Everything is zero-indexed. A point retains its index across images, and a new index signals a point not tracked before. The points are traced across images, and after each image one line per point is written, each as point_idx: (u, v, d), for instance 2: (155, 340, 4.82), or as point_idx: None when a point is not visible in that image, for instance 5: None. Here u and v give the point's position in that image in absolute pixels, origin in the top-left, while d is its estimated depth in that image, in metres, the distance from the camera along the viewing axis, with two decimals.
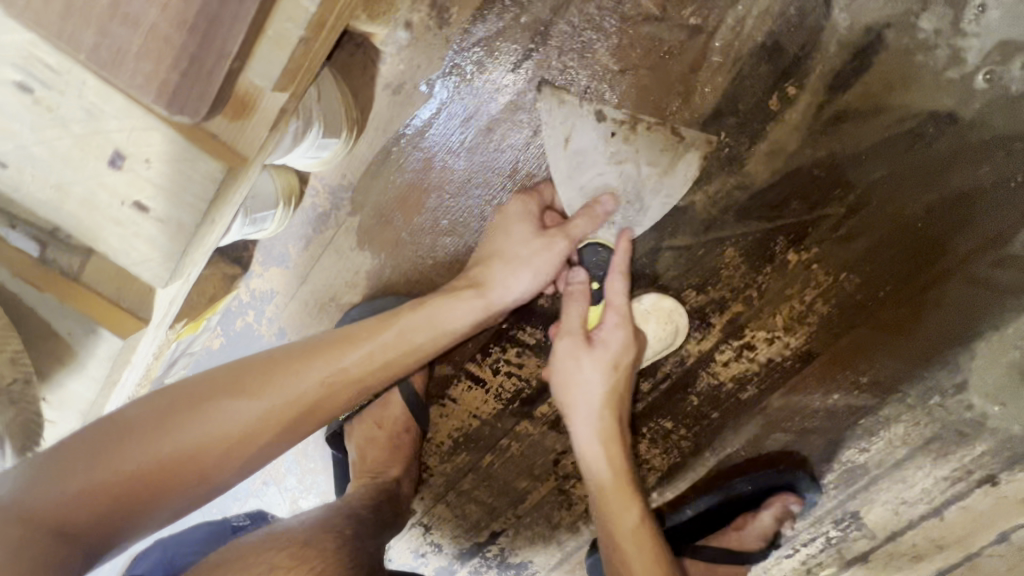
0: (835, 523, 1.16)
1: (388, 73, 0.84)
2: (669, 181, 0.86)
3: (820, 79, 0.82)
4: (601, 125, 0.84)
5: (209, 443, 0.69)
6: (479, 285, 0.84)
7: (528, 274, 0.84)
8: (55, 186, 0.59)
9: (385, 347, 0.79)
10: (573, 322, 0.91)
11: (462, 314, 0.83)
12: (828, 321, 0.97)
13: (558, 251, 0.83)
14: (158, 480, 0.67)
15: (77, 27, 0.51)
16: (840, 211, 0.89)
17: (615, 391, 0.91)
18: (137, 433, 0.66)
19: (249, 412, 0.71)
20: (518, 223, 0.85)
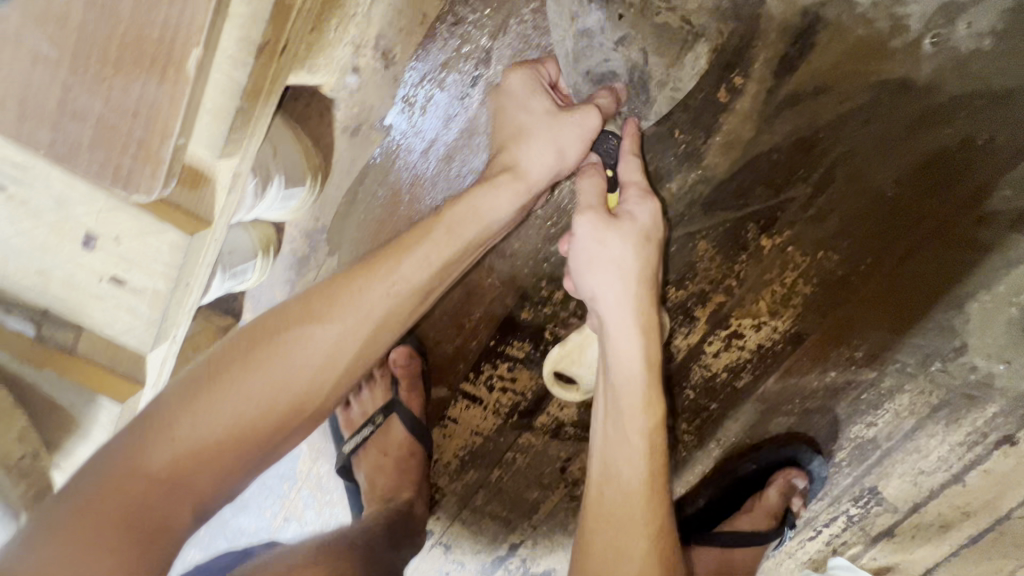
0: (854, 501, 1.14)
1: (343, 117, 0.87)
2: (677, 71, 0.79)
3: (766, 65, 0.82)
4: (608, 4, 0.73)
5: (275, 394, 0.61)
6: (512, 170, 0.73)
7: (551, 148, 0.73)
8: (38, 272, 0.65)
9: (440, 247, 0.69)
10: (591, 197, 0.76)
11: (506, 200, 0.72)
12: (813, 300, 0.96)
13: (589, 123, 0.72)
14: (219, 455, 0.59)
15: (33, 127, 0.53)
16: (805, 191, 0.89)
17: (649, 275, 0.77)
18: (173, 410, 0.59)
19: (300, 357, 0.62)
20: (532, 96, 0.76)
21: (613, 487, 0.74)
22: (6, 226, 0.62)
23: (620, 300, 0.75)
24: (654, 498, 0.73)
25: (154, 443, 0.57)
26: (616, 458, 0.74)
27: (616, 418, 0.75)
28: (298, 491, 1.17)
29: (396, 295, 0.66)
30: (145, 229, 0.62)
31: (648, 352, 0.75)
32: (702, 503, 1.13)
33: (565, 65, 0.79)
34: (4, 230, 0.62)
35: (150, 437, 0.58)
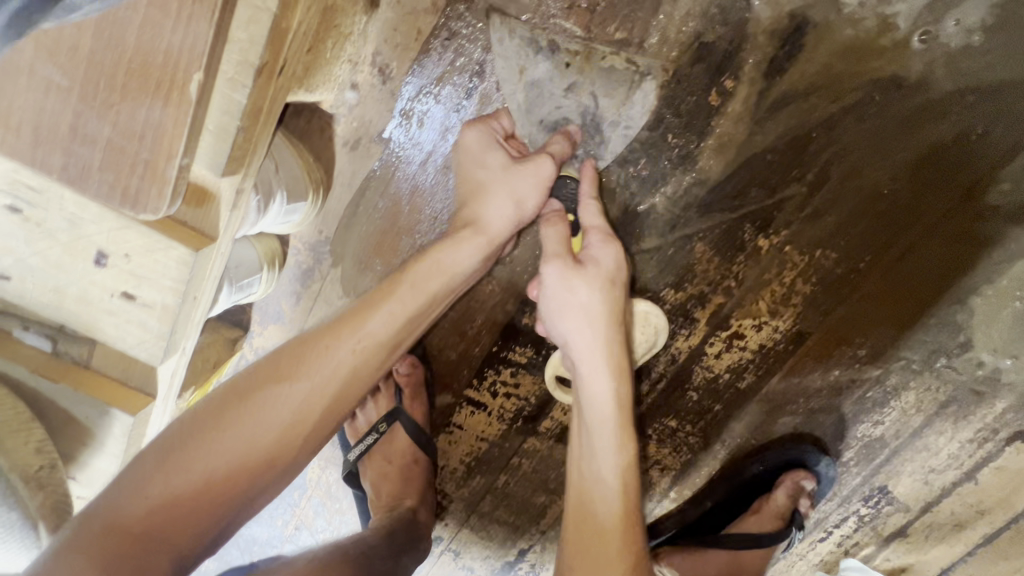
0: (864, 501, 1.12)
1: (344, 132, 0.89)
2: (628, 112, 0.85)
3: (755, 69, 0.84)
4: (554, 56, 0.83)
5: (253, 447, 0.65)
6: (475, 222, 0.77)
7: (508, 201, 0.77)
8: (54, 290, 0.67)
9: (406, 301, 0.73)
10: (552, 245, 0.79)
11: (472, 255, 0.76)
12: (813, 299, 0.97)
13: (545, 171, 0.77)
14: (203, 502, 0.63)
15: (46, 152, 0.55)
16: (801, 190, 0.90)
17: (617, 315, 0.80)
18: (164, 465, 0.62)
19: (281, 409, 0.67)
20: (489, 151, 0.79)
21: (591, 515, 0.77)
22: (23, 246, 0.64)
23: (591, 346, 0.79)
24: (629, 535, 0.75)
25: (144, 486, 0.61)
26: (584, 476, 0.79)
27: (590, 459, 0.78)
28: (308, 499, 1.18)
29: (364, 351, 0.71)
30: (152, 246, 0.64)
31: (619, 390, 0.79)
32: (709, 504, 1.12)
33: (521, 116, 0.84)
34: (21, 250, 0.65)
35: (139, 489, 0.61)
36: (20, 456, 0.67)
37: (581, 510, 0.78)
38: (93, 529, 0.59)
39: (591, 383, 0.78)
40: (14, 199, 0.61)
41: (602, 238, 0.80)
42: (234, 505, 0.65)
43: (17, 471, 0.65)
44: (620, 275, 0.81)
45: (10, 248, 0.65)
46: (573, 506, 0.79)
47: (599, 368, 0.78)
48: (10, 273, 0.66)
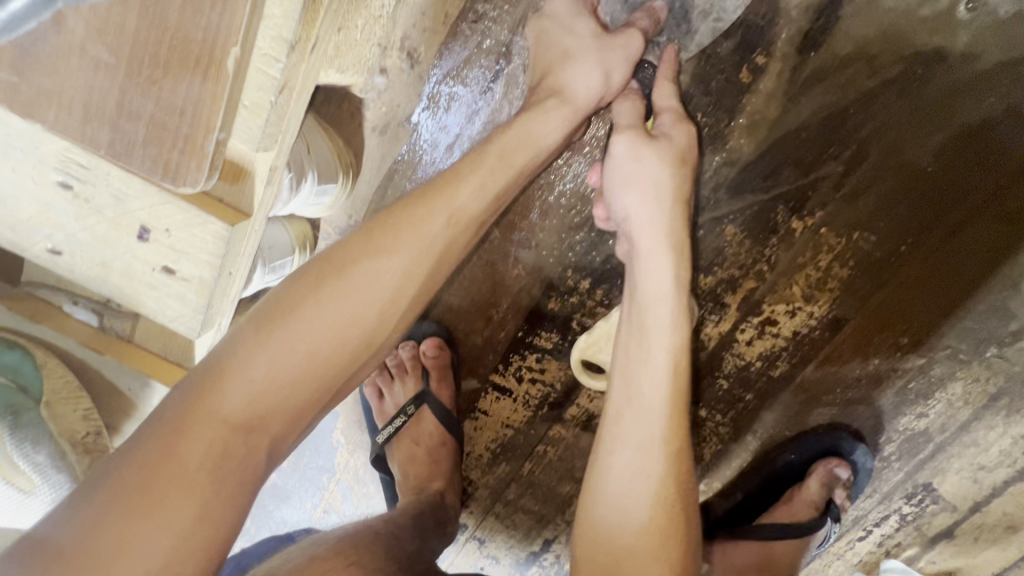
0: (906, 499, 1.07)
1: (373, 117, 0.91)
2: (722, 2, 0.80)
3: (789, 43, 0.81)
4: None
5: (337, 339, 0.59)
6: (560, 92, 0.75)
7: (597, 71, 0.76)
8: (100, 264, 0.71)
9: (493, 176, 0.69)
10: (626, 117, 0.79)
11: (552, 128, 0.74)
12: (850, 284, 0.93)
13: (633, 47, 0.77)
14: (291, 396, 0.57)
15: (95, 128, 0.59)
16: (837, 169, 0.87)
17: (683, 195, 0.78)
18: (236, 357, 0.56)
19: (354, 299, 0.60)
20: (576, 19, 0.78)
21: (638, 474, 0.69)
22: (73, 222, 0.68)
23: (652, 219, 0.76)
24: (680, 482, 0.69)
25: (196, 416, 0.54)
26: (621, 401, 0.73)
27: (640, 337, 0.74)
28: (336, 483, 1.21)
29: (419, 258, 0.63)
30: (192, 220, 0.66)
31: (678, 266, 0.75)
32: (739, 496, 1.08)
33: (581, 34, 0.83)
34: (70, 226, 0.68)
35: (187, 419, 0.55)
36: (69, 423, 0.74)
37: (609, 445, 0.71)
38: (150, 463, 0.53)
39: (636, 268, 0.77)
40: (65, 175, 0.65)
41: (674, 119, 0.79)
42: (319, 406, 0.60)
43: (64, 438, 0.72)
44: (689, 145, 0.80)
45: (62, 224, 0.68)
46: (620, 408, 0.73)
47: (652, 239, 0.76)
48: (62, 248, 0.70)
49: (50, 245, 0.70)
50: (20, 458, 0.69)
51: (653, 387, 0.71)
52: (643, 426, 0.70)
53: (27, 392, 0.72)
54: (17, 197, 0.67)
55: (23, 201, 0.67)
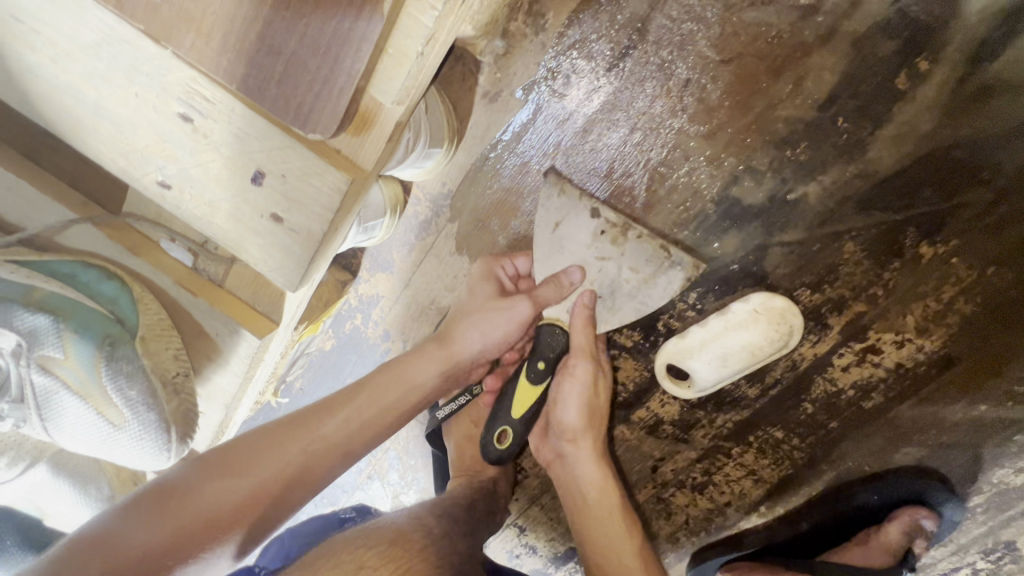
0: (983, 554, 0.98)
1: (485, 82, 0.89)
2: (645, 291, 0.86)
3: (959, 50, 0.75)
4: (595, 220, 0.87)
5: (323, 454, 0.71)
6: (443, 338, 0.83)
7: (478, 334, 0.83)
8: (208, 204, 0.68)
9: (440, 358, 0.81)
10: (580, 341, 0.87)
11: (431, 371, 0.81)
12: (971, 321, 0.85)
13: (519, 312, 0.84)
14: (279, 494, 0.68)
15: (230, 61, 0.57)
16: (984, 197, 0.79)
17: (597, 416, 0.90)
18: (260, 448, 0.68)
19: (297, 455, 0.69)
20: (482, 284, 0.89)
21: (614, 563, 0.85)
22: (187, 156, 0.65)
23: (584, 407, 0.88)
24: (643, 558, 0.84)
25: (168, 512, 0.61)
26: (572, 489, 0.90)
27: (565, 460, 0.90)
28: (385, 451, 1.20)
29: (352, 426, 0.73)
30: (312, 169, 0.63)
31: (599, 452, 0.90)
32: (805, 527, 1.02)
33: (723, 17, 0.78)
34: (184, 160, 0.66)
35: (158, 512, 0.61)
36: (161, 360, 0.73)
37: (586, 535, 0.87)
38: (182, 494, 0.63)
39: (563, 402, 0.88)
40: (188, 108, 0.62)
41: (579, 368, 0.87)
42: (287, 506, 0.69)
43: (156, 373, 0.71)
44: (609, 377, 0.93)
45: (176, 156, 0.66)
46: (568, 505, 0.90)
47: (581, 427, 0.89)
48: (172, 182, 0.68)
49: (160, 177, 0.68)
50: (113, 391, 0.67)
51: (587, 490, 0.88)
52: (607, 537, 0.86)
53: (123, 324, 0.71)
54: (135, 124, 0.65)
55: (140, 128, 0.65)
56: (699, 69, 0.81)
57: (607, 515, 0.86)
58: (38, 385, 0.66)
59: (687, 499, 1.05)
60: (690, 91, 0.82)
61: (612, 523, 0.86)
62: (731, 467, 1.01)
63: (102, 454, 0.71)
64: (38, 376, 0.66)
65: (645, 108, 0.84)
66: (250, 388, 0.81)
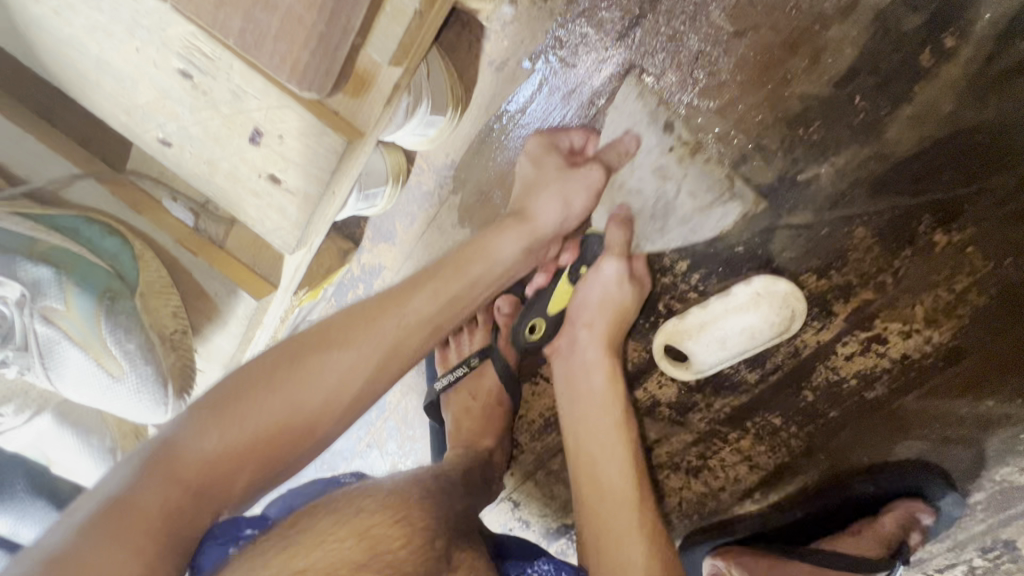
0: (981, 552, 0.95)
1: (492, 51, 0.89)
2: (703, 218, 0.85)
3: (988, 27, 0.71)
4: (666, 136, 0.83)
5: (350, 377, 0.65)
6: (521, 214, 0.79)
7: (557, 199, 0.80)
8: (208, 162, 0.69)
9: (521, 229, 0.78)
10: (614, 240, 0.87)
11: (513, 246, 0.77)
12: (985, 315, 0.81)
13: (592, 176, 0.81)
14: (298, 427, 0.63)
15: (228, 15, 0.57)
16: (1007, 183, 0.75)
17: (620, 316, 0.87)
18: (277, 379, 0.63)
19: (390, 332, 0.68)
20: (545, 154, 0.84)
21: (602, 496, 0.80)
22: (186, 113, 0.65)
23: (602, 308, 0.87)
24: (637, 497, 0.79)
25: (238, 414, 0.60)
26: (578, 396, 0.87)
27: (574, 364, 0.89)
28: (384, 421, 1.22)
29: (441, 300, 0.72)
30: (309, 131, 0.62)
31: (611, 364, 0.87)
32: (799, 515, 1.00)
33: None
34: (184, 117, 0.66)
35: (229, 415, 0.60)
36: (160, 317, 0.75)
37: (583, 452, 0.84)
38: (192, 438, 0.58)
39: (586, 290, 0.89)
40: (187, 64, 0.61)
41: (615, 268, 0.86)
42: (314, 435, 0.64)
43: (154, 330, 0.73)
44: (646, 288, 0.88)
45: (176, 113, 0.66)
46: (567, 409, 0.88)
47: (603, 317, 0.87)
48: (172, 139, 0.68)
49: (161, 134, 0.68)
50: (112, 343, 0.69)
51: (592, 391, 0.86)
52: (607, 461, 0.82)
53: (123, 279, 0.72)
54: (137, 80, 0.65)
55: (141, 84, 0.65)
56: (712, 40, 0.78)
57: (605, 431, 0.84)
58: (41, 334, 0.68)
59: (681, 481, 1.05)
60: (701, 65, 0.79)
61: (609, 429, 0.84)
62: (727, 452, 0.99)
63: (102, 404, 0.73)
64: (42, 326, 0.68)
65: (654, 80, 0.81)
66: (249, 349, 0.82)
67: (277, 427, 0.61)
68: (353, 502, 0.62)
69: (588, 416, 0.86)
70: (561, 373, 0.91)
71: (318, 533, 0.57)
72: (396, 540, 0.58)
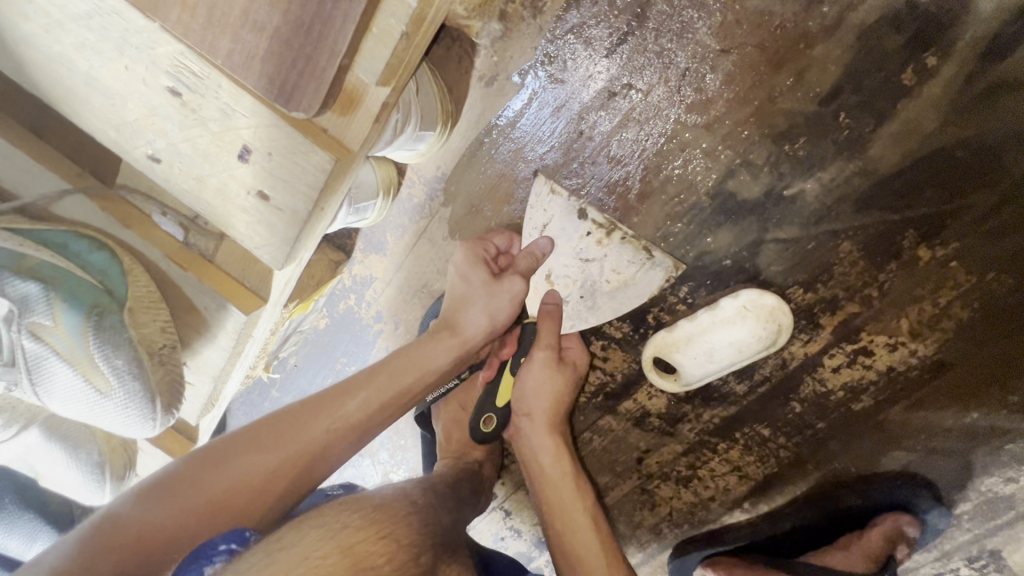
0: (967, 561, 0.96)
1: (482, 66, 0.89)
2: (625, 291, 0.90)
3: (968, 47, 0.72)
4: (583, 222, 0.89)
5: (319, 450, 0.71)
6: (452, 325, 0.82)
7: (484, 314, 0.83)
8: (197, 179, 0.69)
9: (452, 340, 0.81)
10: (547, 338, 0.90)
11: (444, 357, 0.80)
12: (968, 328, 0.82)
13: (516, 289, 0.83)
14: (265, 491, 0.68)
15: (217, 36, 0.58)
16: (987, 200, 0.77)
17: (555, 394, 0.90)
18: (255, 443, 0.69)
19: (321, 436, 0.71)
20: (473, 269, 0.85)
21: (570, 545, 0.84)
22: (175, 130, 0.66)
23: (540, 383, 0.89)
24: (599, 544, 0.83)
25: (184, 489, 0.65)
26: (529, 457, 0.90)
27: (523, 438, 0.91)
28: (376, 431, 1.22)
29: (374, 405, 0.74)
30: (297, 148, 0.62)
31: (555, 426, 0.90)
32: (789, 525, 1.00)
33: (725, 4, 0.76)
34: (173, 134, 0.66)
35: (179, 491, 0.65)
36: (149, 331, 0.74)
37: (549, 505, 0.88)
38: (173, 484, 0.65)
39: (522, 377, 0.91)
40: (176, 82, 0.62)
41: (540, 359, 0.89)
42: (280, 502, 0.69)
43: (144, 345, 0.73)
44: (581, 370, 0.92)
45: (165, 130, 0.66)
46: (526, 473, 0.92)
47: (540, 406, 0.90)
48: (161, 156, 0.68)
49: (150, 151, 0.68)
50: (101, 359, 0.69)
51: (540, 454, 0.89)
52: (571, 516, 0.86)
53: (113, 295, 0.72)
54: (126, 97, 0.65)
55: (130, 101, 0.65)
56: (698, 58, 0.79)
57: (562, 489, 0.87)
58: (30, 351, 0.68)
59: (671, 491, 1.05)
60: (688, 81, 0.80)
61: (567, 490, 0.87)
62: (716, 462, 1.00)
63: (92, 418, 0.73)
64: (30, 342, 0.68)
65: (642, 96, 0.82)
66: (239, 362, 0.83)
67: (222, 504, 0.65)
68: (338, 517, 0.61)
69: (548, 478, 0.88)
70: (515, 442, 0.94)
71: (302, 550, 0.55)
72: (383, 556, 0.58)
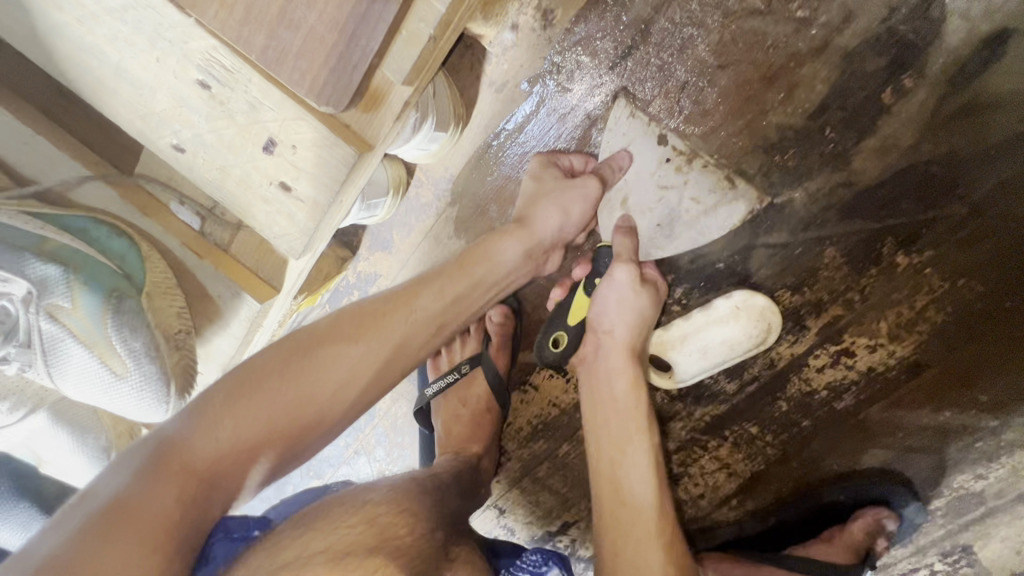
0: (941, 556, 1.00)
1: (493, 73, 0.95)
2: (706, 220, 0.89)
3: (942, 70, 0.79)
4: (661, 148, 0.88)
5: (368, 364, 0.69)
6: (523, 222, 0.83)
7: (556, 210, 0.84)
8: (220, 169, 0.71)
9: (519, 239, 0.82)
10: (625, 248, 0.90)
11: (513, 248, 0.81)
12: (943, 330, 0.87)
13: (590, 190, 0.86)
14: (316, 414, 0.66)
15: (252, 32, 0.61)
16: (959, 211, 0.83)
17: (641, 313, 0.88)
18: (297, 363, 0.66)
19: (400, 330, 0.71)
20: (546, 169, 0.88)
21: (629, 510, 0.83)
22: (202, 122, 0.68)
23: (619, 306, 0.88)
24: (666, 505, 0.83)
25: (247, 403, 0.62)
26: (602, 395, 0.89)
27: (599, 374, 0.90)
28: (373, 428, 1.23)
29: (445, 299, 0.75)
30: (321, 141, 0.65)
31: (632, 370, 0.88)
32: (774, 522, 1.04)
33: (722, 23, 0.82)
34: (199, 125, 0.69)
35: (246, 403, 0.62)
36: (165, 316, 0.81)
37: (604, 450, 0.87)
38: (199, 432, 0.59)
39: (603, 301, 0.89)
40: (207, 75, 0.65)
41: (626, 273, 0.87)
42: (330, 422, 0.67)
43: (159, 329, 0.79)
44: (661, 292, 0.90)
45: (191, 122, 0.69)
46: (590, 413, 0.90)
47: (625, 320, 0.88)
48: (186, 146, 0.71)
49: (176, 141, 0.71)
50: (118, 343, 0.74)
51: (614, 395, 0.88)
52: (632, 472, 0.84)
53: (132, 281, 0.78)
54: (155, 89, 0.67)
55: (159, 93, 0.68)
56: (697, 72, 0.85)
57: (629, 428, 0.86)
58: (47, 333, 0.72)
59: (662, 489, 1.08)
60: (687, 94, 0.86)
61: (635, 432, 0.86)
62: (707, 459, 1.04)
63: (104, 401, 0.77)
64: (46, 324, 0.72)
65: (644, 107, 0.88)
66: (248, 350, 0.87)
67: (288, 420, 0.64)
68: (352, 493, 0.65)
69: (620, 420, 0.87)
70: (585, 376, 0.92)
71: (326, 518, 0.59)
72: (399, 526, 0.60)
